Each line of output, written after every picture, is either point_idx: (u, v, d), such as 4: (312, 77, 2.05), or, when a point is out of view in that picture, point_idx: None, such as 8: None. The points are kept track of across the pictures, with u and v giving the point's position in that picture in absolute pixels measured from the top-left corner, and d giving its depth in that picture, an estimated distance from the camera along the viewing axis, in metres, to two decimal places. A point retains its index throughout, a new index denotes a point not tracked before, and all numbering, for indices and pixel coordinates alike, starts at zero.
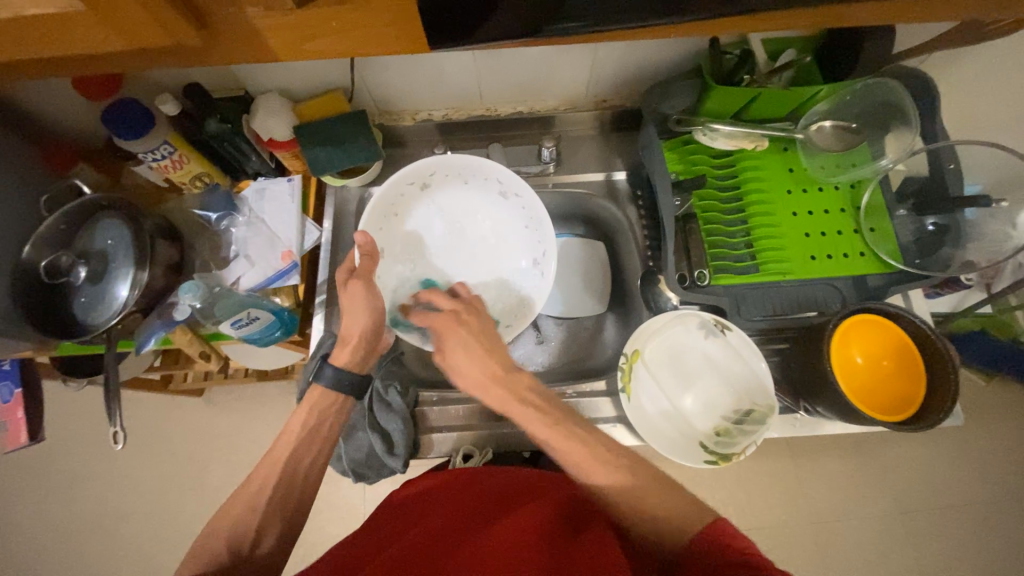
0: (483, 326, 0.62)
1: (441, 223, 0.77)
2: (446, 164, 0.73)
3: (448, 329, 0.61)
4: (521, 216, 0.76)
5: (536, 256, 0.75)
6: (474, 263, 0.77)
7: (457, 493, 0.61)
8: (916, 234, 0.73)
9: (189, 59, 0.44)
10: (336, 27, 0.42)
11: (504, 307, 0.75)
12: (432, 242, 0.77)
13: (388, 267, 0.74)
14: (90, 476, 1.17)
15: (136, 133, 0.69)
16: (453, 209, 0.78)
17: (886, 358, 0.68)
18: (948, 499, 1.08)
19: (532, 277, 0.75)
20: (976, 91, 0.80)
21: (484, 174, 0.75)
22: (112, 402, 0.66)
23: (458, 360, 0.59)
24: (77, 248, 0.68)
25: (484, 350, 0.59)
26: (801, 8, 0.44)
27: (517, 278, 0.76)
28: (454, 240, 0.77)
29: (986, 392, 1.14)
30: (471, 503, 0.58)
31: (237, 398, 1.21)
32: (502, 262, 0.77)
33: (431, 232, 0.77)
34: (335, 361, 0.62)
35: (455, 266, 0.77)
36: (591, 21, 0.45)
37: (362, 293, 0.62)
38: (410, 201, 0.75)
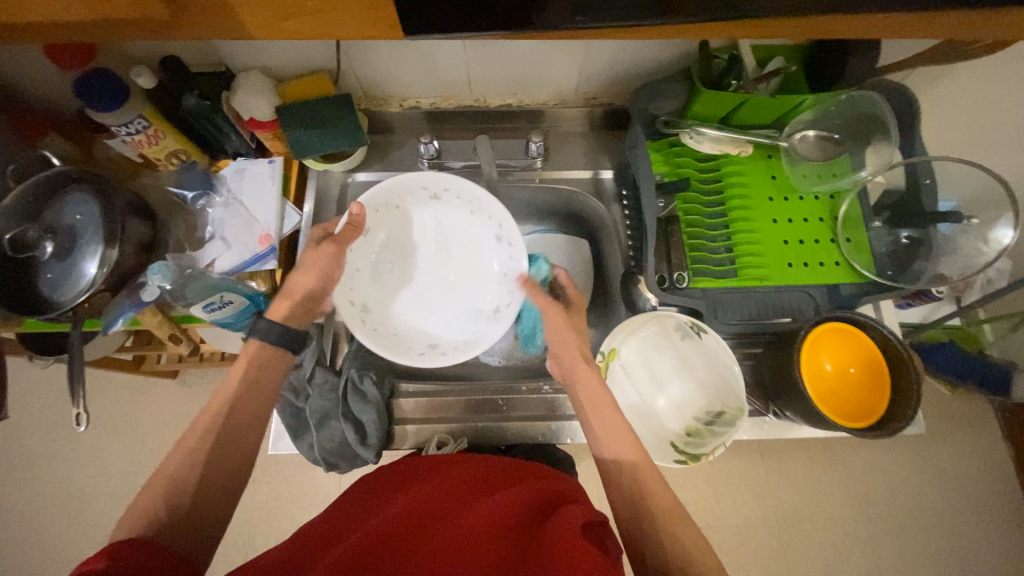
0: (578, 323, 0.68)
1: (431, 235, 0.78)
2: (468, 191, 0.73)
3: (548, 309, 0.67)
4: (503, 264, 0.75)
5: (504, 305, 0.74)
6: (446, 286, 0.77)
7: (426, 476, 0.61)
8: (890, 246, 0.75)
9: (159, 33, 0.43)
10: (313, 9, 0.41)
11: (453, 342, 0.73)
12: (417, 248, 0.78)
13: (364, 244, 0.72)
14: (56, 456, 1.14)
15: (108, 105, 0.66)
16: (448, 228, 0.78)
17: (853, 365, 0.70)
18: (907, 503, 1.12)
19: (490, 323, 0.74)
20: (955, 110, 0.82)
21: (494, 217, 0.74)
22: (77, 382, 0.64)
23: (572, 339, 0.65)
24: (44, 222, 0.66)
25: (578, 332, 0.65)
26: (784, 17, 0.44)
27: (473, 319, 0.75)
28: (438, 257, 0.78)
29: (949, 402, 1.18)
30: (439, 485, 0.58)
31: (211, 382, 1.19)
32: (466, 295, 0.77)
33: (420, 239, 0.77)
34: (272, 315, 0.61)
35: (426, 277, 0.78)
36: (579, 17, 0.44)
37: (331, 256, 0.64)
38: (416, 201, 0.75)
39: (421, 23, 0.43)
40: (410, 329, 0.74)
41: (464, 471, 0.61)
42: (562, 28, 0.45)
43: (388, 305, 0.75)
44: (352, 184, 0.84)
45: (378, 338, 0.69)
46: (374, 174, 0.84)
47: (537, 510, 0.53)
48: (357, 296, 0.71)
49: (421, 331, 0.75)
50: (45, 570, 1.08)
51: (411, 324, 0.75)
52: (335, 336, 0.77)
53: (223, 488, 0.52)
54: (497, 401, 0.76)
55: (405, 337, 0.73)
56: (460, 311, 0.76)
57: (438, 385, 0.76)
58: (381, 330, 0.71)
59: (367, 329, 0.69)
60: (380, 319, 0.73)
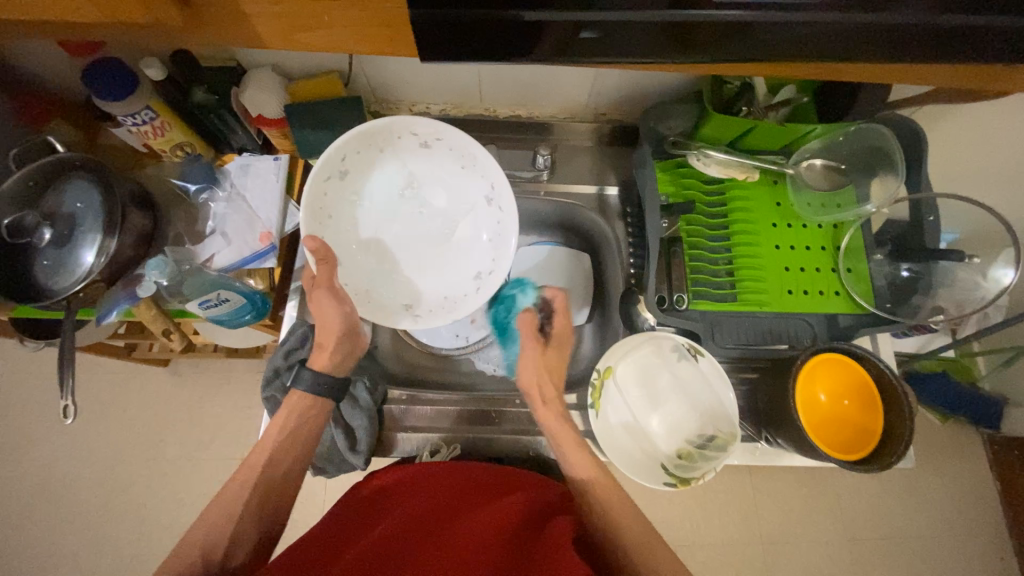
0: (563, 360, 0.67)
1: (455, 208, 0.74)
2: (503, 230, 0.71)
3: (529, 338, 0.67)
4: (450, 291, 0.73)
5: (415, 312, 0.71)
6: (408, 247, 0.73)
7: (423, 485, 0.62)
8: (890, 279, 0.75)
9: (175, 37, 0.42)
10: (332, 23, 0.41)
11: (353, 272, 0.70)
12: (441, 195, 0.74)
13: (409, 147, 0.71)
14: (41, 439, 1.13)
15: (116, 95, 0.66)
16: (465, 223, 0.74)
17: (847, 398, 0.70)
18: (893, 532, 1.12)
19: (389, 308, 0.70)
20: (961, 146, 0.82)
21: (497, 255, 0.71)
22: (66, 373, 0.63)
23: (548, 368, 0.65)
24: (44, 208, 0.65)
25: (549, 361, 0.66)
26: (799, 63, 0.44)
27: (388, 285, 0.72)
28: (438, 232, 0.74)
29: (940, 432, 1.18)
30: (436, 495, 0.60)
31: (203, 373, 1.18)
32: (409, 262, 0.73)
33: (445, 197, 0.74)
34: (313, 364, 0.63)
35: (414, 215, 0.74)
36: (599, 57, 0.42)
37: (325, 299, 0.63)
38: (475, 184, 0.72)
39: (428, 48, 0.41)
40: (340, 232, 0.70)
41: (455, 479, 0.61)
42: (581, 63, 0.43)
43: (355, 200, 0.71)
44: None
45: (314, 196, 0.66)
46: None
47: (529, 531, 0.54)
48: (348, 172, 0.69)
49: (349, 241, 0.71)
50: (23, 555, 1.07)
51: (341, 235, 0.70)
52: None
53: None
54: (491, 413, 0.75)
55: (327, 232, 0.69)
56: (384, 272, 0.72)
57: (432, 394, 0.75)
58: (327, 199, 0.68)
59: (322, 178, 0.66)
60: (336, 199, 0.70)
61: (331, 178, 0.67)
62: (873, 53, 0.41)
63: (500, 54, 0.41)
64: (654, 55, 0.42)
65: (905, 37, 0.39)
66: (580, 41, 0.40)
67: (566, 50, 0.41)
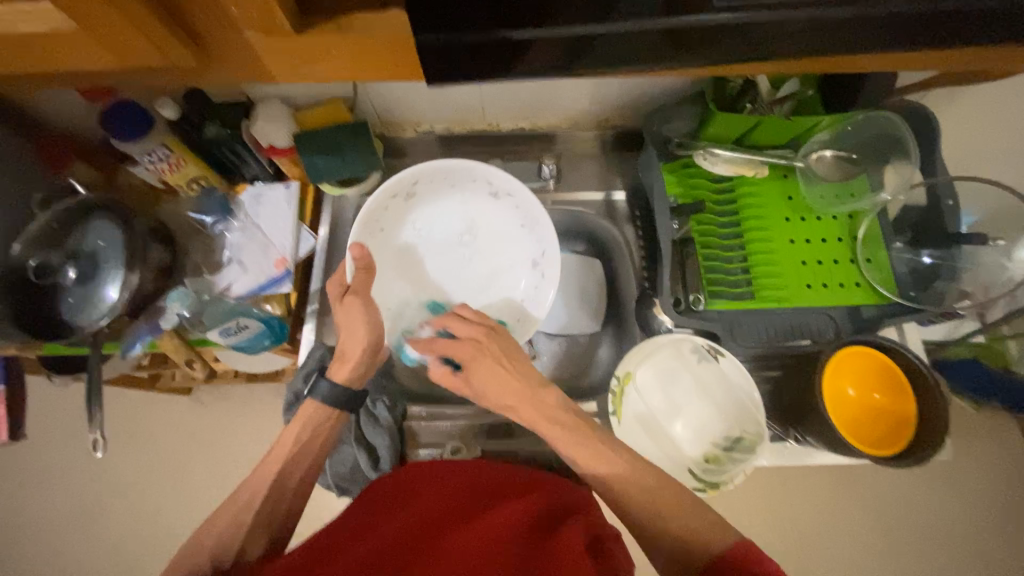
0: (507, 348, 0.60)
1: (500, 261, 0.75)
2: (537, 291, 0.72)
3: (468, 355, 0.59)
4: None
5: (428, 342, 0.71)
6: (445, 283, 0.74)
7: (438, 482, 0.59)
8: (912, 267, 0.73)
9: (186, 78, 0.44)
10: (338, 53, 0.42)
11: (387, 287, 0.72)
12: (495, 244, 0.75)
13: (480, 193, 0.73)
14: (71, 473, 1.15)
15: (133, 135, 0.68)
16: (502, 277, 0.75)
17: (877, 391, 0.69)
18: (935, 528, 1.07)
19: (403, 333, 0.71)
20: (974, 128, 0.81)
21: (528, 312, 0.73)
22: (95, 407, 0.65)
23: (487, 387, 0.58)
24: (68, 248, 0.68)
25: (514, 372, 0.58)
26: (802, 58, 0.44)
27: (412, 307, 0.73)
28: (477, 280, 0.75)
29: (974, 421, 1.14)
30: (460, 486, 0.58)
31: (224, 400, 1.19)
32: (440, 292, 0.74)
33: (495, 247, 0.75)
34: (333, 376, 0.62)
35: (463, 257, 0.75)
36: (602, 68, 0.42)
37: (358, 310, 0.61)
38: (526, 246, 0.74)
39: (434, 70, 0.41)
40: (385, 249, 0.73)
41: (482, 476, 0.60)
42: (581, 74, 0.43)
43: (411, 225, 0.74)
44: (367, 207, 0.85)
45: (374, 209, 0.69)
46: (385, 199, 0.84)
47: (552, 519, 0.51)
48: (416, 200, 0.73)
49: (392, 257, 0.73)
50: None
51: (385, 252, 0.72)
52: None
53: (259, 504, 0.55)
54: (511, 425, 0.75)
55: (374, 243, 0.71)
56: (411, 299, 0.73)
57: (451, 410, 0.76)
58: (384, 215, 0.71)
59: (387, 193, 0.69)
60: (394, 215, 0.72)
61: (393, 197, 0.70)
62: (876, 43, 0.40)
63: (505, 72, 0.42)
64: (656, 61, 0.42)
65: (912, 24, 0.39)
66: (585, 53, 0.40)
67: (570, 63, 0.42)
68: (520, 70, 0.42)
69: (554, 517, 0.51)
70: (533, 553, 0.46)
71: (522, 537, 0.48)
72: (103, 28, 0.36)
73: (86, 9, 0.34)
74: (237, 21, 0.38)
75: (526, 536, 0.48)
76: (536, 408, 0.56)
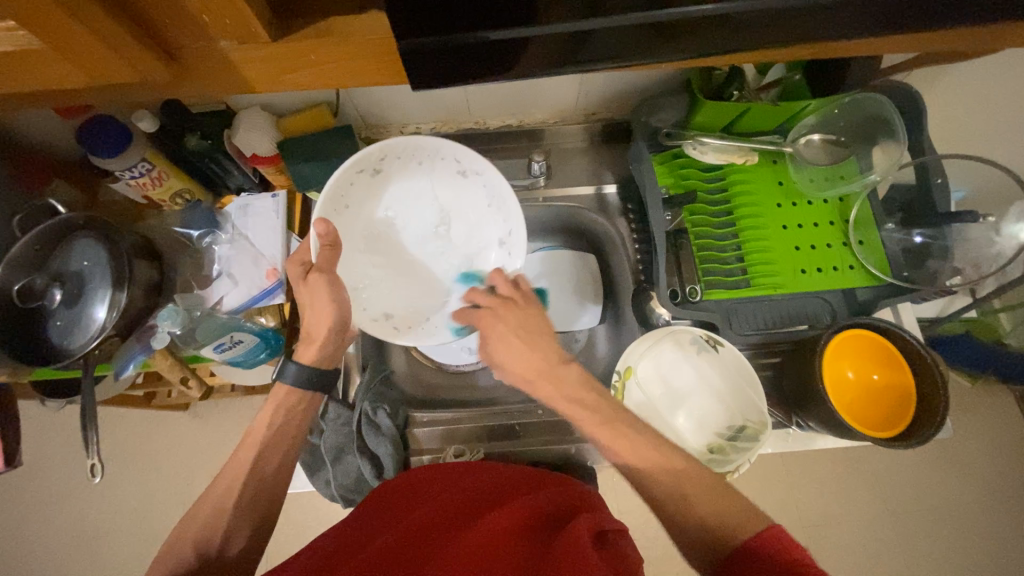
0: (525, 320, 0.57)
1: (465, 240, 0.74)
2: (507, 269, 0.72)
3: (488, 325, 0.58)
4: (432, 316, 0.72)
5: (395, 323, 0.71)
6: (411, 262, 0.74)
7: (443, 489, 0.58)
8: (904, 247, 0.73)
9: (160, 92, 0.42)
10: (317, 60, 0.41)
11: (355, 267, 0.71)
12: (460, 223, 0.74)
13: (450, 171, 0.72)
14: (70, 496, 1.13)
15: (112, 150, 0.66)
16: (470, 257, 0.74)
17: (875, 372, 0.69)
18: (938, 501, 1.09)
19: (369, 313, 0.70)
20: (960, 105, 0.81)
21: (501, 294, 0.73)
22: (89, 431, 0.64)
23: (503, 356, 0.56)
24: (52, 269, 0.66)
25: (528, 341, 0.55)
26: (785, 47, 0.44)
27: (377, 286, 0.72)
28: (446, 258, 0.74)
29: (971, 394, 1.15)
30: (462, 492, 0.57)
31: (222, 414, 1.17)
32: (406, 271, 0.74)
33: (468, 225, 0.74)
34: (301, 358, 0.61)
35: (433, 238, 0.74)
36: (575, 66, 0.41)
37: (324, 287, 0.59)
38: (496, 226, 0.73)
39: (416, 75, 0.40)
40: (354, 226, 0.71)
41: (485, 481, 0.59)
42: (566, 72, 0.42)
43: (377, 202, 0.72)
44: None
45: (339, 185, 0.67)
46: None
47: (558, 521, 0.50)
48: (382, 178, 0.71)
49: (357, 235, 0.71)
50: None
51: (352, 229, 0.71)
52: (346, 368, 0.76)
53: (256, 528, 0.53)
54: (514, 426, 0.75)
55: (341, 220, 0.70)
56: (380, 278, 0.72)
57: (453, 414, 0.75)
58: (351, 190, 0.69)
59: (353, 170, 0.68)
60: (361, 192, 0.71)
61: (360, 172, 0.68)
62: (863, 26, 0.40)
63: (475, 74, 0.41)
64: (637, 55, 0.40)
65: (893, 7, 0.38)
66: (568, 52, 0.40)
67: (542, 61, 0.40)
68: (505, 71, 0.41)
69: (561, 516, 0.51)
70: (538, 552, 0.45)
71: (526, 536, 0.47)
72: (70, 45, 0.34)
73: (51, 27, 0.33)
74: (210, 31, 0.37)
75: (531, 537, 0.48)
76: (552, 381, 0.54)
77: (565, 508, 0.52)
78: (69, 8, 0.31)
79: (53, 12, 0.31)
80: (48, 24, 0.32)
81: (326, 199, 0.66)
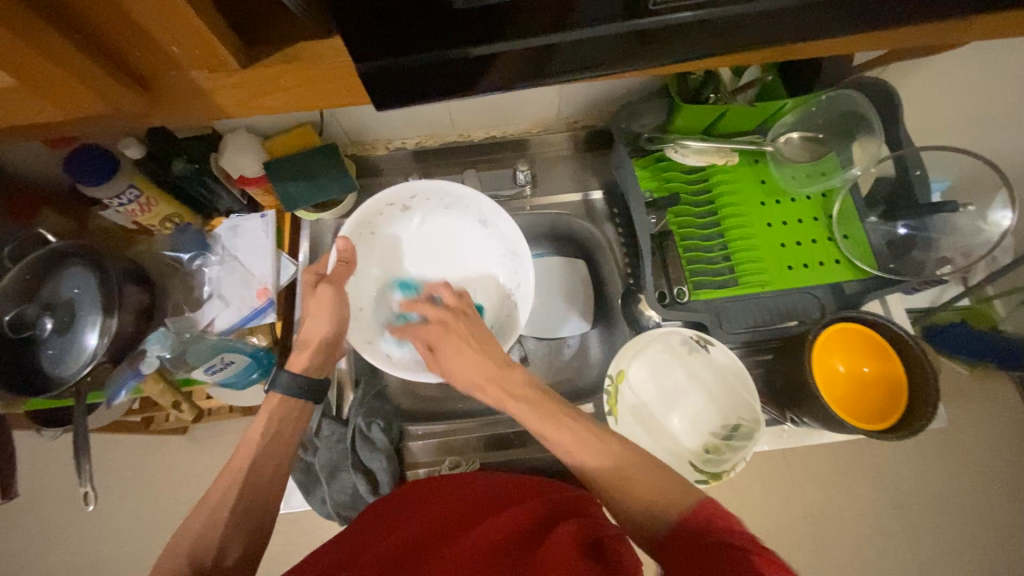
0: (474, 329, 0.62)
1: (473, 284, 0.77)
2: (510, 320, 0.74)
3: (438, 336, 0.62)
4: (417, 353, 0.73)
5: (386, 351, 0.72)
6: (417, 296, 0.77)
7: (437, 501, 0.58)
8: (887, 239, 0.74)
9: (138, 121, 0.43)
10: (291, 84, 0.42)
11: (365, 294, 0.74)
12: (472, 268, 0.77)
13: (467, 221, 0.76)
14: (70, 526, 1.12)
15: (100, 178, 0.67)
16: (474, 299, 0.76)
17: (866, 364, 0.70)
18: (942, 492, 1.08)
19: (365, 336, 0.71)
20: (935, 98, 0.82)
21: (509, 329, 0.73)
22: (81, 459, 0.63)
23: (452, 361, 0.60)
24: (42, 298, 0.66)
25: (481, 349, 0.60)
26: (748, 52, 0.45)
27: (376, 313, 0.74)
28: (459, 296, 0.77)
29: (970, 382, 1.15)
30: (458, 505, 0.56)
31: (221, 437, 1.17)
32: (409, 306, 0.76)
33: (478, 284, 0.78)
34: (292, 367, 0.63)
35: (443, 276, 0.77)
36: (547, 76, 0.42)
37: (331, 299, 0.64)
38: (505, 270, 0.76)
39: (392, 93, 0.40)
40: (375, 252, 0.76)
41: (480, 493, 0.58)
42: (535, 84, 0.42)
43: (398, 239, 0.77)
44: (344, 229, 0.85)
45: (369, 212, 0.73)
46: None
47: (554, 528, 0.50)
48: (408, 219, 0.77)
49: (376, 264, 0.76)
50: None
51: (372, 255, 0.75)
52: (340, 384, 0.77)
53: (244, 549, 0.53)
54: (509, 436, 0.75)
55: (364, 245, 0.74)
56: (387, 308, 0.75)
57: (447, 425, 0.76)
58: (377, 219, 0.74)
59: (385, 202, 0.73)
60: (387, 225, 0.76)
61: (386, 206, 0.74)
62: (824, 25, 0.40)
63: (451, 89, 0.41)
64: (609, 66, 0.41)
65: (851, 6, 0.39)
66: (531, 64, 0.40)
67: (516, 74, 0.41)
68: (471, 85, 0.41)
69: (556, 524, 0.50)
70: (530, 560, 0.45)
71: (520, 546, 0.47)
72: (42, 83, 0.35)
73: (23, 67, 0.34)
74: (179, 61, 0.38)
75: (527, 547, 0.47)
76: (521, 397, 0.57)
77: (562, 515, 0.52)
78: (36, 45, 0.32)
79: (23, 51, 0.32)
80: (18, 63, 0.33)
81: (354, 221, 0.71)
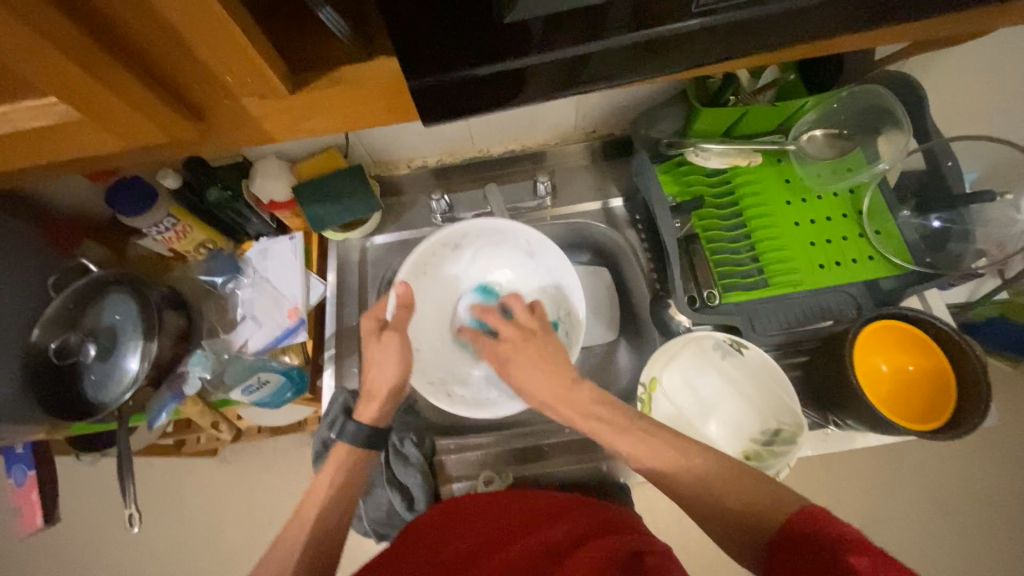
0: (544, 346, 0.61)
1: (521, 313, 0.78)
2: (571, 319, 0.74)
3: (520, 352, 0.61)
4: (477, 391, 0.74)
5: (448, 392, 0.73)
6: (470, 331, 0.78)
7: (474, 519, 0.57)
8: (921, 232, 0.72)
9: (187, 147, 0.45)
10: (329, 107, 0.43)
11: (423, 335, 0.76)
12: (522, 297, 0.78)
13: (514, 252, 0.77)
14: (106, 551, 1.14)
15: (140, 208, 0.70)
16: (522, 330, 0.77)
17: (910, 362, 0.67)
18: (995, 495, 1.03)
19: (427, 377, 0.72)
20: (957, 89, 0.81)
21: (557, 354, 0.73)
22: (125, 480, 0.65)
23: (523, 375, 0.60)
24: (86, 326, 0.69)
25: (547, 360, 0.60)
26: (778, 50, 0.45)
27: (434, 352, 0.76)
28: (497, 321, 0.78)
29: (1015, 378, 1.10)
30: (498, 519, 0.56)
31: (250, 457, 1.18)
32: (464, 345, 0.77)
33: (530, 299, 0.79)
34: (361, 417, 0.63)
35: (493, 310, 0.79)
36: (570, 87, 0.42)
37: (394, 341, 0.63)
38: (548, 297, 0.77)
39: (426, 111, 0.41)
40: (431, 291, 0.78)
41: (519, 505, 0.58)
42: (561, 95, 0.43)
43: (449, 276, 0.79)
44: (370, 247, 0.87)
45: (424, 253, 0.75)
46: (390, 234, 0.87)
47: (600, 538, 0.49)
48: (460, 255, 0.78)
49: (430, 303, 0.78)
50: None
51: (428, 294, 0.77)
52: None
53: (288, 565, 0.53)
54: (541, 447, 0.74)
55: (419, 285, 0.76)
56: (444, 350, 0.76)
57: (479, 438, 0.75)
58: (430, 259, 0.76)
59: (438, 243, 0.75)
60: (437, 262, 0.77)
61: (440, 247, 0.76)
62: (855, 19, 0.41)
63: (481, 105, 0.42)
64: (630, 74, 0.42)
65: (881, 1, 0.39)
66: (559, 76, 0.41)
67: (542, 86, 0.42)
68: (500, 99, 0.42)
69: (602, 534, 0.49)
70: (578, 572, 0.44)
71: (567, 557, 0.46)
72: (103, 115, 0.37)
73: (90, 101, 0.36)
74: (231, 89, 0.40)
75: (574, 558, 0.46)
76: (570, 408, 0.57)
77: (607, 526, 0.51)
78: (103, 79, 0.34)
79: (88, 87, 0.34)
80: (82, 98, 0.35)
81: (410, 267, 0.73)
